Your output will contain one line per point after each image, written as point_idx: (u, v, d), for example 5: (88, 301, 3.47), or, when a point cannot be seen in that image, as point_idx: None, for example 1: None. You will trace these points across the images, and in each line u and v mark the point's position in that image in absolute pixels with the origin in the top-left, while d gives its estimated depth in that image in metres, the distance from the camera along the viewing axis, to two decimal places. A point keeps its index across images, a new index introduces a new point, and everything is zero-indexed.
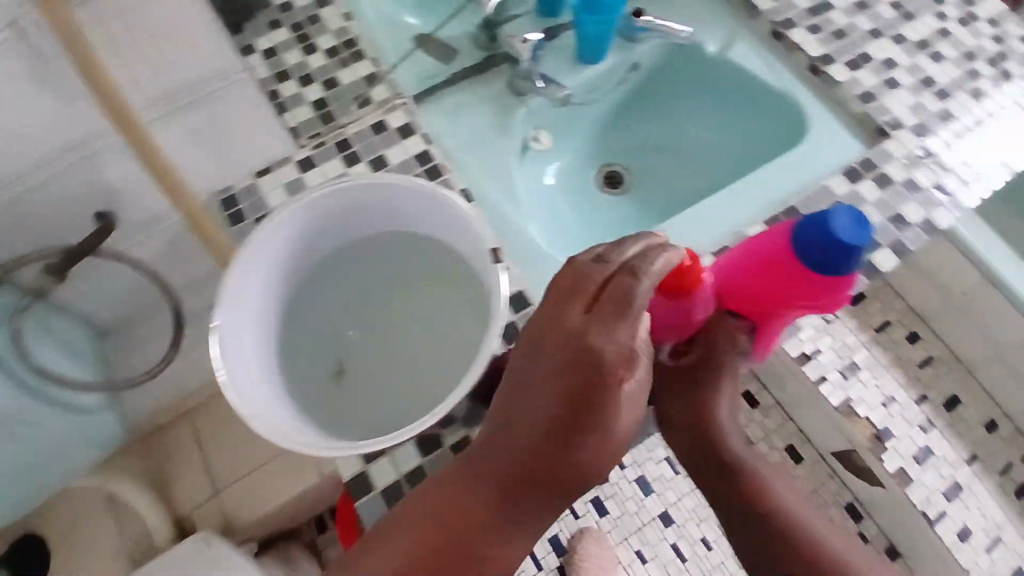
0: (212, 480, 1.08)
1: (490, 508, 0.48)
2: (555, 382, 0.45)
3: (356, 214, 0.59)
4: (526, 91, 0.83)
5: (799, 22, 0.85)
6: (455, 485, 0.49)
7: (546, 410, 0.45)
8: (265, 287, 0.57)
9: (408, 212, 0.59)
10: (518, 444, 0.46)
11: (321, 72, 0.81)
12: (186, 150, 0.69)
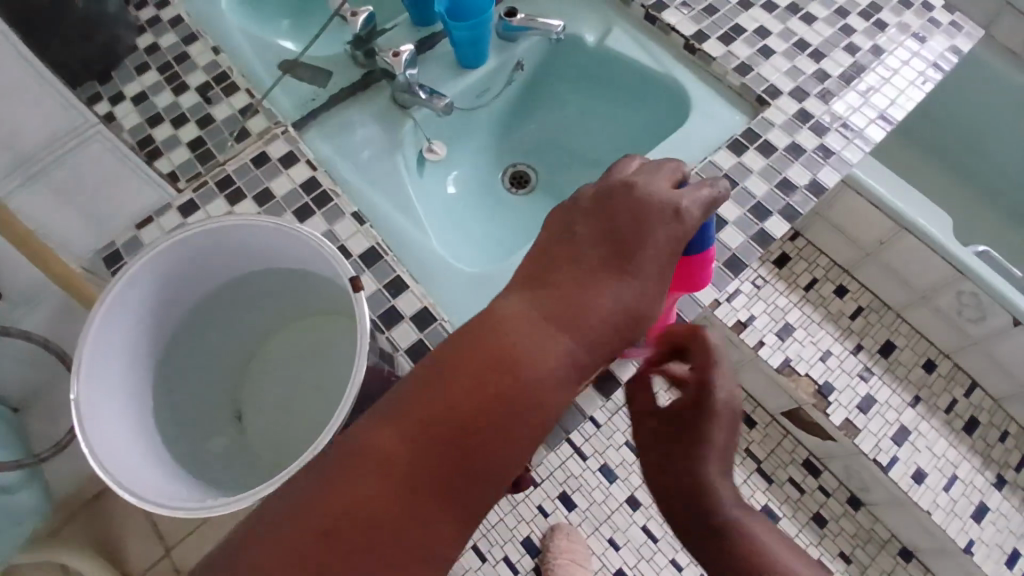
0: (161, 537, 1.07)
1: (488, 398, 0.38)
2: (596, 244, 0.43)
3: (230, 254, 0.59)
4: (409, 104, 0.83)
5: (670, 4, 0.86)
6: (459, 378, 0.38)
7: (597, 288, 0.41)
8: (131, 340, 0.56)
9: (271, 247, 0.58)
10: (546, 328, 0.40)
11: (195, 110, 0.80)
12: (57, 216, 0.67)
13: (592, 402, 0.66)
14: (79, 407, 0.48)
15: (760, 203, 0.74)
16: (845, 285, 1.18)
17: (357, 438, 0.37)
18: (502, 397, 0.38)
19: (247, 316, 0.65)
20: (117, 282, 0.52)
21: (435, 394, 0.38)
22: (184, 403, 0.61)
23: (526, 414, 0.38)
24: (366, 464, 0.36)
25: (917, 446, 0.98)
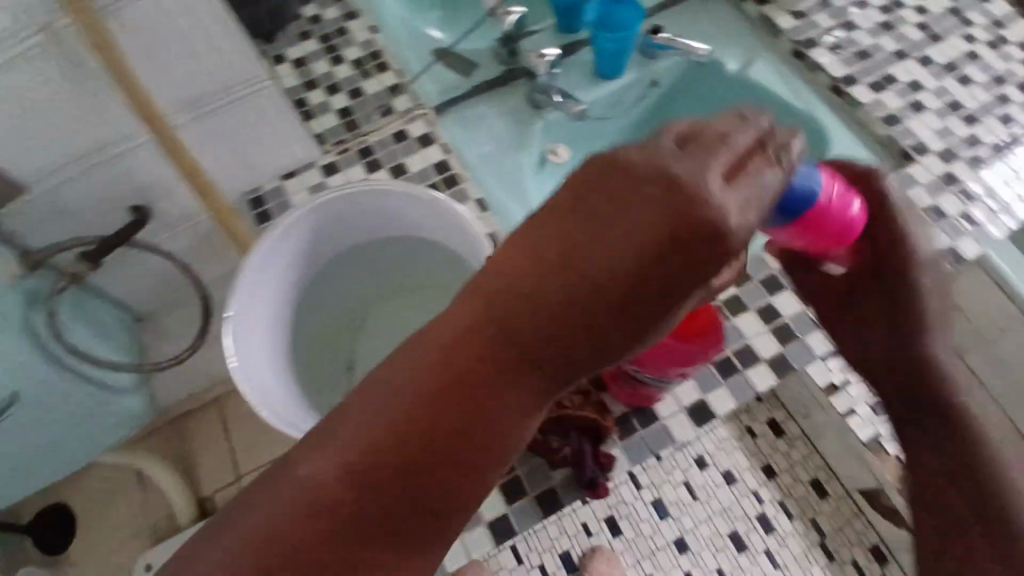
0: (235, 466, 1.14)
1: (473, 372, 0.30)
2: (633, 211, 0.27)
3: (375, 216, 0.63)
4: (543, 104, 0.86)
5: (821, 44, 0.85)
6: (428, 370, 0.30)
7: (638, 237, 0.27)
8: (279, 276, 0.60)
9: (406, 211, 0.61)
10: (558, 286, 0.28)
11: (349, 81, 0.86)
12: (208, 152, 0.73)
13: (684, 430, 0.64)
14: (231, 327, 0.53)
15: None
16: None
17: (338, 436, 0.30)
18: (544, 358, 0.30)
19: (376, 273, 0.69)
20: (279, 223, 0.56)
21: (401, 395, 0.30)
22: (310, 343, 0.66)
23: (503, 395, 0.30)
24: (371, 429, 0.30)
25: None
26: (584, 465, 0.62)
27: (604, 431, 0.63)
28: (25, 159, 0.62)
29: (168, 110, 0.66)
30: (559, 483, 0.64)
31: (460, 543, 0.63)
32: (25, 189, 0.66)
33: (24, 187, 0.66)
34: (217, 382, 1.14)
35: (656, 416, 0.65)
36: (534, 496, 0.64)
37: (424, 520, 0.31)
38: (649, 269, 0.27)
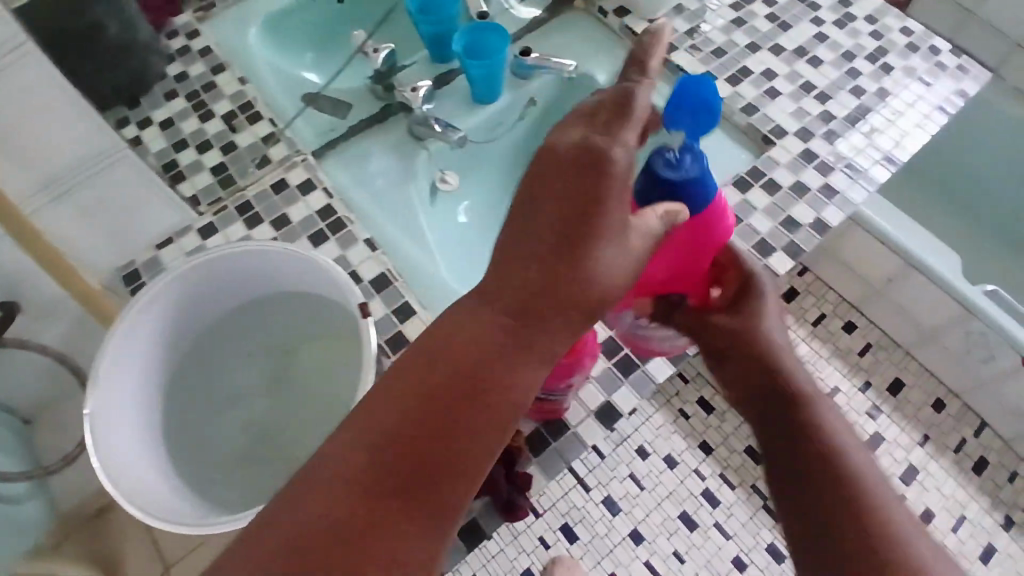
0: (161, 559, 1.07)
1: (476, 370, 0.39)
2: (507, 287, 0.42)
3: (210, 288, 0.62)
4: (425, 136, 0.85)
5: (679, 45, 0.91)
6: (443, 375, 0.39)
7: (488, 318, 0.41)
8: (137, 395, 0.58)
9: (280, 271, 0.63)
10: (444, 348, 0.40)
11: (220, 137, 0.84)
12: (69, 236, 0.70)
13: (593, 433, 0.66)
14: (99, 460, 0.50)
15: (764, 239, 0.75)
16: (853, 321, 1.29)
17: (355, 420, 0.38)
18: (456, 381, 0.39)
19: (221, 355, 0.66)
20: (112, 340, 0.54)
21: (428, 380, 0.38)
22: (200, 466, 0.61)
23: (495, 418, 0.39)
24: (399, 415, 0.37)
25: (924, 486, 1.13)
26: (501, 490, 0.63)
27: (515, 452, 0.64)
28: None
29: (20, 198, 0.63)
30: (479, 513, 0.63)
31: None
32: None
33: None
34: None
35: (567, 427, 0.66)
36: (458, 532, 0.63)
37: (413, 478, 0.36)
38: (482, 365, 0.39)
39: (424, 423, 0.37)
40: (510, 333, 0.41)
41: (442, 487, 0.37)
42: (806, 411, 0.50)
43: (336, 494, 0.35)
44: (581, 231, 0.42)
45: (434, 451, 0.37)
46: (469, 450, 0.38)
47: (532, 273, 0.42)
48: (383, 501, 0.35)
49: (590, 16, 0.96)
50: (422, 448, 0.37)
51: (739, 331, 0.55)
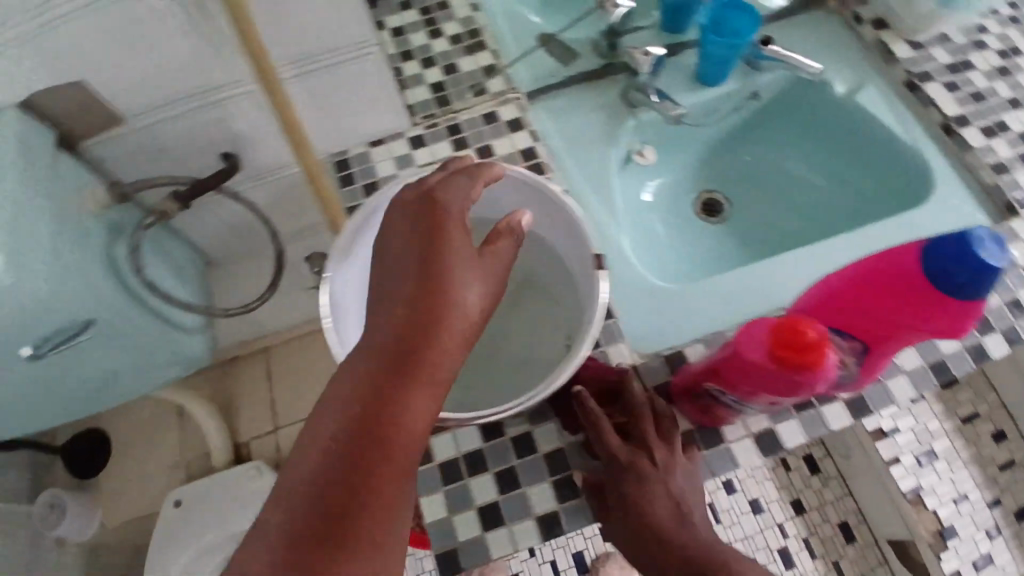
0: (274, 415, 1.18)
1: (393, 341, 0.40)
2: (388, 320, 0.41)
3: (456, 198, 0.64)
4: (638, 104, 0.82)
5: (938, 78, 0.81)
6: (395, 343, 0.40)
7: (384, 317, 0.41)
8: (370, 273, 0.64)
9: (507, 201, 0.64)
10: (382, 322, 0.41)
11: (443, 56, 0.85)
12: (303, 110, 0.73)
13: (748, 455, 0.62)
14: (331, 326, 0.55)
15: (983, 314, 0.67)
16: None
17: (325, 399, 0.38)
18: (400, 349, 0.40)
19: None
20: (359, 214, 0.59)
21: (374, 348, 0.40)
22: None
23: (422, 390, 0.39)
24: (348, 388, 0.38)
25: None
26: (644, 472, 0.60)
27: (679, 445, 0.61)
28: (128, 93, 0.64)
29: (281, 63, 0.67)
30: None
31: (506, 531, 0.62)
32: (127, 122, 0.67)
33: (127, 119, 0.67)
34: (268, 332, 1.19)
35: (722, 437, 0.63)
36: (587, 499, 0.62)
37: (357, 456, 0.36)
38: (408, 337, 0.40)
39: (377, 389, 0.38)
40: (391, 317, 0.41)
41: (391, 450, 0.37)
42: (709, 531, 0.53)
43: (302, 486, 0.35)
44: (434, 241, 0.44)
45: (379, 410, 0.37)
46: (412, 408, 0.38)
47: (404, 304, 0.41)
48: (327, 474, 0.35)
49: (841, 21, 0.88)
50: (376, 399, 0.38)
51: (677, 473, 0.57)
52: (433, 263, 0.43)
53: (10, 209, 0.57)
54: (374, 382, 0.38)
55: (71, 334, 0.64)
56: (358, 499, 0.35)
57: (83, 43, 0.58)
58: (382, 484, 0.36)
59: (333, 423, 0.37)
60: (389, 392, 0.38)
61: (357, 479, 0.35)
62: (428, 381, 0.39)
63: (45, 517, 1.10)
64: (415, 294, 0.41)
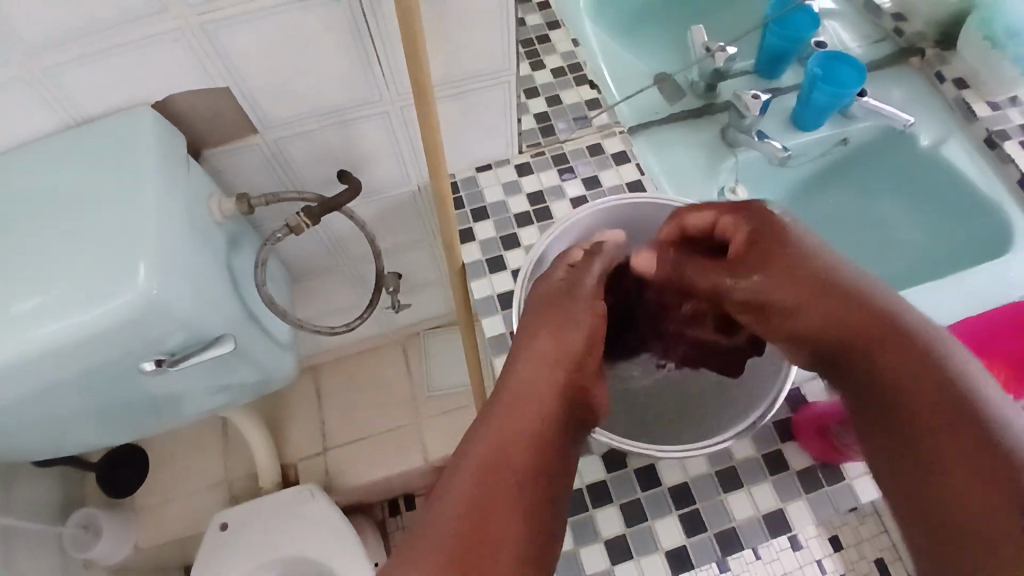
0: (325, 436, 1.15)
1: (535, 375, 0.48)
2: (530, 364, 0.49)
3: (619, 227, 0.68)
4: (739, 143, 0.85)
5: (1015, 137, 0.81)
6: (529, 385, 0.47)
7: (519, 364, 0.49)
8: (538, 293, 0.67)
9: None
10: (516, 365, 0.49)
11: (545, 87, 0.85)
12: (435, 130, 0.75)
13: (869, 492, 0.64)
14: None
15: None
16: None
17: (472, 437, 0.44)
18: (542, 386, 0.47)
19: None
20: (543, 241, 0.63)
21: (517, 386, 0.47)
22: None
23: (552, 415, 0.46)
24: (497, 422, 0.44)
25: None
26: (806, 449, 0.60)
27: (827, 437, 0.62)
28: (268, 104, 0.64)
29: (436, 84, 0.69)
30: (739, 524, 0.63)
31: (635, 564, 0.61)
32: (260, 133, 0.67)
33: (261, 130, 0.67)
34: (323, 350, 1.17)
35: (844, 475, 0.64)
36: (714, 534, 0.62)
37: (509, 483, 0.41)
38: (544, 373, 0.48)
39: (517, 416, 0.45)
40: (533, 362, 0.49)
41: (530, 467, 0.42)
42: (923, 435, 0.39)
43: (473, 507, 0.39)
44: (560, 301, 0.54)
45: (524, 433, 0.44)
46: (547, 429, 0.45)
47: (536, 348, 0.50)
48: (499, 497, 0.40)
49: (923, 78, 0.91)
50: (521, 426, 0.44)
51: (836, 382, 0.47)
52: (557, 317, 0.52)
53: (159, 216, 0.56)
54: (507, 421, 0.44)
55: (197, 347, 0.62)
56: (505, 505, 0.40)
57: (244, 53, 0.58)
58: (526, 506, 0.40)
59: (472, 458, 0.42)
60: (534, 420, 0.45)
61: (507, 500, 0.40)
62: (552, 406, 0.46)
63: (78, 538, 1.03)
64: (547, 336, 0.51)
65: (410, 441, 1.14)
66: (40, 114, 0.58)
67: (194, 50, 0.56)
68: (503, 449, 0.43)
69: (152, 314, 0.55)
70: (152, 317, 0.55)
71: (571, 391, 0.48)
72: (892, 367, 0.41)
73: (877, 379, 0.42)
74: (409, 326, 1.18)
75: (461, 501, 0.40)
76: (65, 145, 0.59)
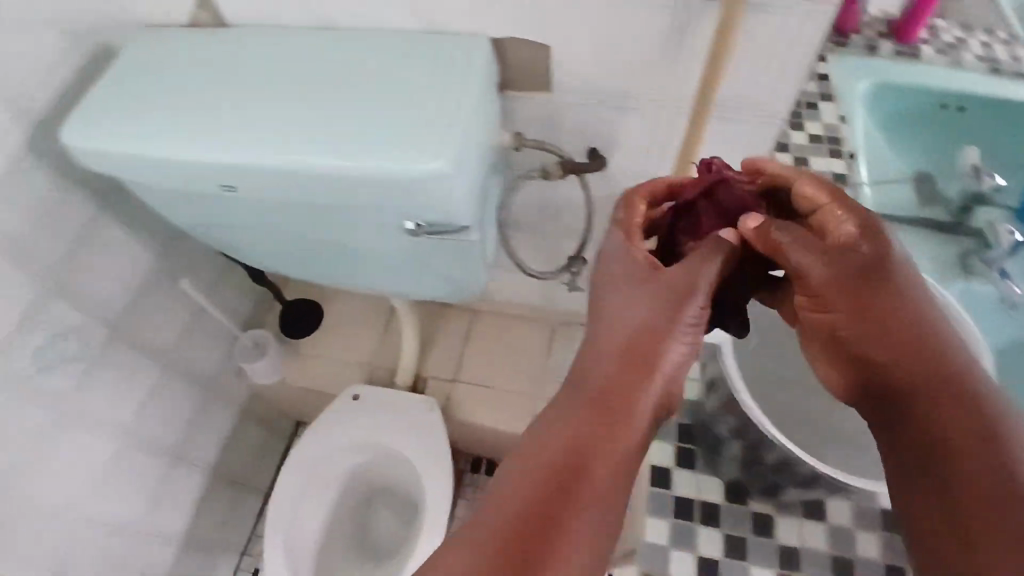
0: (459, 368, 1.28)
1: (610, 379, 0.48)
2: (603, 360, 0.49)
3: None
4: (976, 272, 0.86)
5: None
6: (594, 394, 0.48)
7: (604, 359, 0.49)
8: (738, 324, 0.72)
9: None
10: (591, 366, 0.49)
11: (798, 149, 0.90)
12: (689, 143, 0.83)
13: None
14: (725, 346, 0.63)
15: None
16: None
17: (534, 442, 0.47)
18: (608, 393, 0.47)
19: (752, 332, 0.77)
20: None
21: (586, 392, 0.48)
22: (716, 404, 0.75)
23: (604, 440, 0.46)
24: (560, 442, 0.46)
25: None
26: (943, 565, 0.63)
27: None
28: (570, 71, 0.76)
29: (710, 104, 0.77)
30: None
31: None
32: (553, 91, 0.79)
33: (554, 89, 0.79)
34: (490, 299, 1.29)
35: None
36: None
37: (549, 511, 0.42)
38: (604, 385, 0.48)
39: (572, 438, 0.46)
40: (615, 376, 0.48)
41: (586, 475, 0.44)
42: (1001, 532, 0.39)
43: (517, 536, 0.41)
44: (665, 298, 0.49)
45: (570, 460, 0.45)
46: (600, 453, 0.45)
47: (624, 338, 0.49)
48: (517, 520, 0.42)
49: None
50: (566, 447, 0.45)
51: (901, 461, 0.46)
52: (638, 310, 0.50)
53: (465, 119, 0.69)
54: (570, 436, 0.46)
55: (453, 229, 0.76)
56: (537, 544, 0.41)
57: (576, 23, 0.70)
58: (568, 519, 0.42)
59: (524, 489, 0.43)
60: (591, 426, 0.46)
61: (541, 521, 0.42)
62: (616, 415, 0.47)
63: (246, 350, 1.24)
64: (629, 350, 0.49)
65: (525, 409, 1.22)
66: (409, 16, 0.74)
67: (542, 7, 0.69)
68: (579, 435, 0.46)
69: (440, 188, 0.69)
70: (438, 190, 0.69)
71: (643, 356, 0.48)
72: (963, 469, 0.42)
73: (962, 474, 0.42)
74: (569, 312, 1.27)
75: (489, 520, 0.42)
76: (417, 44, 0.74)
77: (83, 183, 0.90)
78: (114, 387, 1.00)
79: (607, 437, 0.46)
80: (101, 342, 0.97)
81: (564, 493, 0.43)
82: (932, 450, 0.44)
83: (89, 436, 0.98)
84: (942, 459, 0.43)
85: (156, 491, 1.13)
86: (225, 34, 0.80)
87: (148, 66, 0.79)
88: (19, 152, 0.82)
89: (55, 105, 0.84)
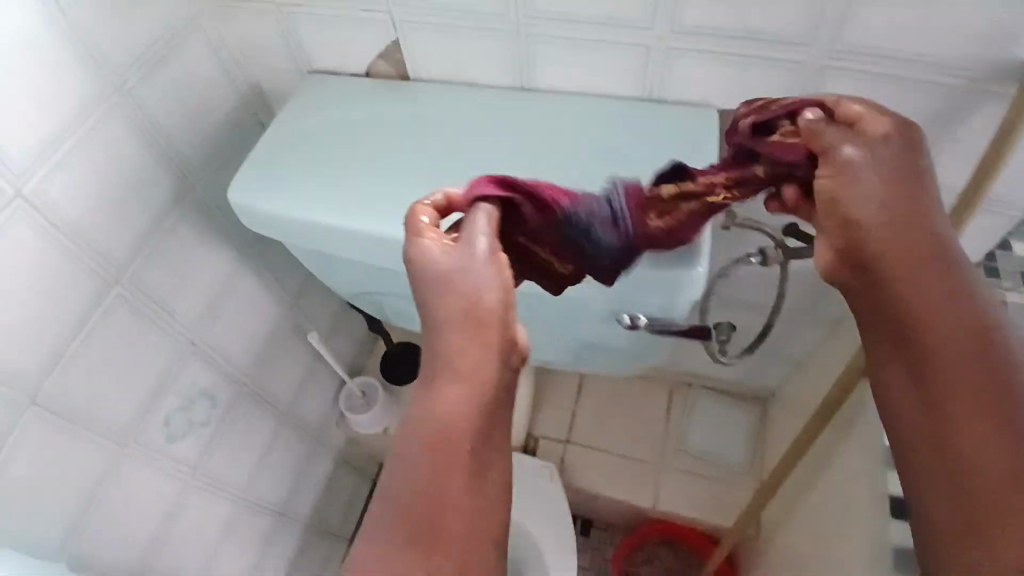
0: (571, 428, 1.22)
1: (455, 316, 0.46)
2: (451, 301, 0.47)
3: None
4: None
5: None
6: (445, 326, 0.46)
7: (455, 327, 0.46)
8: None
9: None
10: (429, 305, 0.48)
11: None
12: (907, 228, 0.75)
13: None
14: None
15: None
16: None
17: (438, 432, 0.44)
18: (472, 388, 0.45)
19: None
20: None
21: (448, 339, 0.46)
22: None
23: (463, 399, 0.44)
24: (449, 427, 0.44)
25: None
26: None
27: None
28: None
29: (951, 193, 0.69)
30: None
31: None
32: None
33: None
34: None
35: None
36: None
37: (467, 534, 0.42)
38: (467, 337, 0.46)
39: (454, 425, 0.44)
40: (445, 290, 0.47)
41: (463, 443, 0.44)
42: (984, 463, 0.39)
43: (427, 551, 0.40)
44: (493, 308, 0.46)
45: (444, 442, 0.44)
46: (445, 398, 0.45)
47: (460, 295, 0.46)
48: (439, 501, 0.42)
49: None
50: (454, 433, 0.44)
51: (912, 296, 0.43)
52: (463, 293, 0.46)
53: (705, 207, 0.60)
54: (458, 417, 0.44)
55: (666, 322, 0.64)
56: (440, 530, 0.41)
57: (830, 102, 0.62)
58: (446, 484, 0.42)
59: (418, 448, 0.44)
60: (462, 423, 0.44)
61: (432, 486, 0.42)
62: (466, 377, 0.45)
63: (352, 399, 1.18)
64: (453, 278, 0.47)
65: (644, 478, 1.17)
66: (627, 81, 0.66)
67: (795, 84, 0.61)
68: (457, 412, 0.44)
69: (677, 289, 0.58)
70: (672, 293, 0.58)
71: (481, 322, 0.46)
72: (945, 385, 0.42)
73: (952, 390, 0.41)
74: (690, 374, 1.21)
75: (432, 513, 0.42)
76: (634, 113, 0.66)
77: (225, 235, 0.82)
78: (233, 443, 0.94)
79: (471, 419, 0.44)
80: (226, 399, 0.90)
81: (466, 473, 0.43)
82: (903, 334, 0.44)
83: (209, 500, 0.91)
84: (958, 367, 0.41)
85: (258, 548, 1.07)
86: (410, 87, 0.72)
87: (325, 120, 0.71)
88: (170, 206, 0.73)
89: (210, 154, 0.77)
